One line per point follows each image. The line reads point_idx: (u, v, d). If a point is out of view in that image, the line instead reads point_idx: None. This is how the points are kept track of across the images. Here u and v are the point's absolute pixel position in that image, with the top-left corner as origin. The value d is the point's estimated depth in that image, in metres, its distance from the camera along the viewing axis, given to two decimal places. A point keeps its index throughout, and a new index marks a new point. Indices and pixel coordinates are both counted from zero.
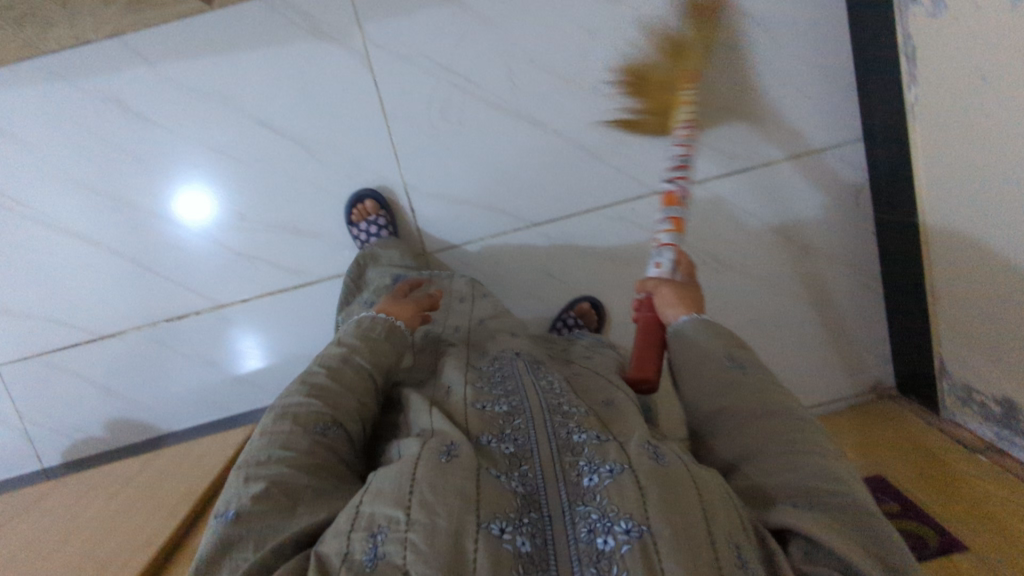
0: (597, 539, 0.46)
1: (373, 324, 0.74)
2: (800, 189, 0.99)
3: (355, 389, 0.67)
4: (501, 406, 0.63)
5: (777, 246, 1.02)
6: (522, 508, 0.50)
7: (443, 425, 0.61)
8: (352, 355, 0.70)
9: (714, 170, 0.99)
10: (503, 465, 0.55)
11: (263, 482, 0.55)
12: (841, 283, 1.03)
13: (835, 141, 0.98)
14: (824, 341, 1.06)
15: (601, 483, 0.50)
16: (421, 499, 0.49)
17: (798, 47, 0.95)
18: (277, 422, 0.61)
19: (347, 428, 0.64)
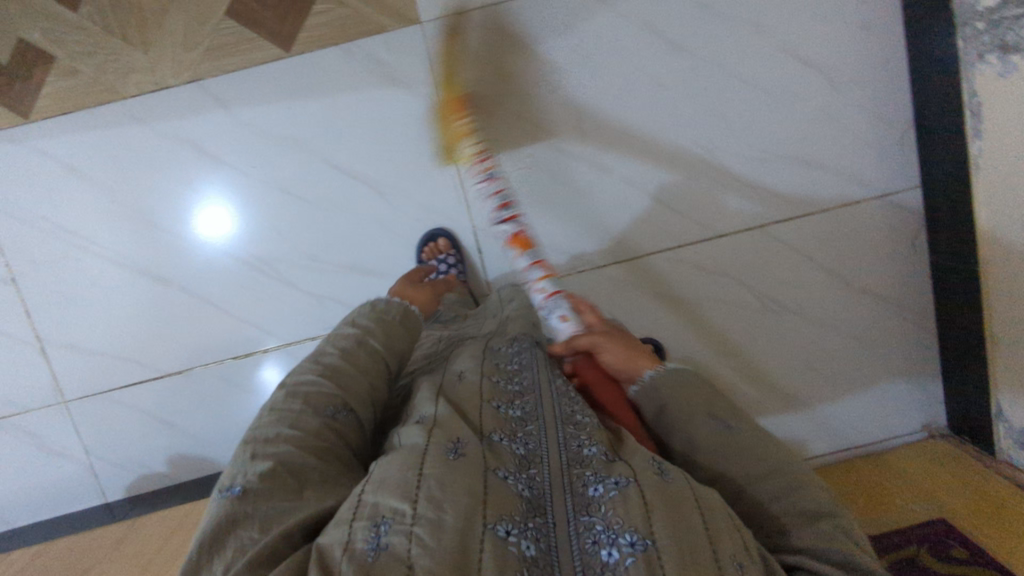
0: (602, 551, 0.43)
1: (387, 306, 0.75)
2: (872, 231, 0.95)
3: (368, 371, 0.65)
4: (515, 409, 0.58)
5: (844, 292, 0.97)
6: (529, 511, 0.46)
7: (445, 416, 0.55)
8: (366, 338, 0.69)
9: (785, 213, 0.94)
10: (512, 463, 0.50)
11: (270, 461, 0.52)
12: (906, 330, 0.99)
13: (904, 183, 0.94)
14: (894, 384, 1.01)
15: (608, 494, 0.46)
16: (429, 494, 0.45)
17: (861, 90, 0.92)
18: (288, 400, 0.59)
19: (357, 414, 0.61)
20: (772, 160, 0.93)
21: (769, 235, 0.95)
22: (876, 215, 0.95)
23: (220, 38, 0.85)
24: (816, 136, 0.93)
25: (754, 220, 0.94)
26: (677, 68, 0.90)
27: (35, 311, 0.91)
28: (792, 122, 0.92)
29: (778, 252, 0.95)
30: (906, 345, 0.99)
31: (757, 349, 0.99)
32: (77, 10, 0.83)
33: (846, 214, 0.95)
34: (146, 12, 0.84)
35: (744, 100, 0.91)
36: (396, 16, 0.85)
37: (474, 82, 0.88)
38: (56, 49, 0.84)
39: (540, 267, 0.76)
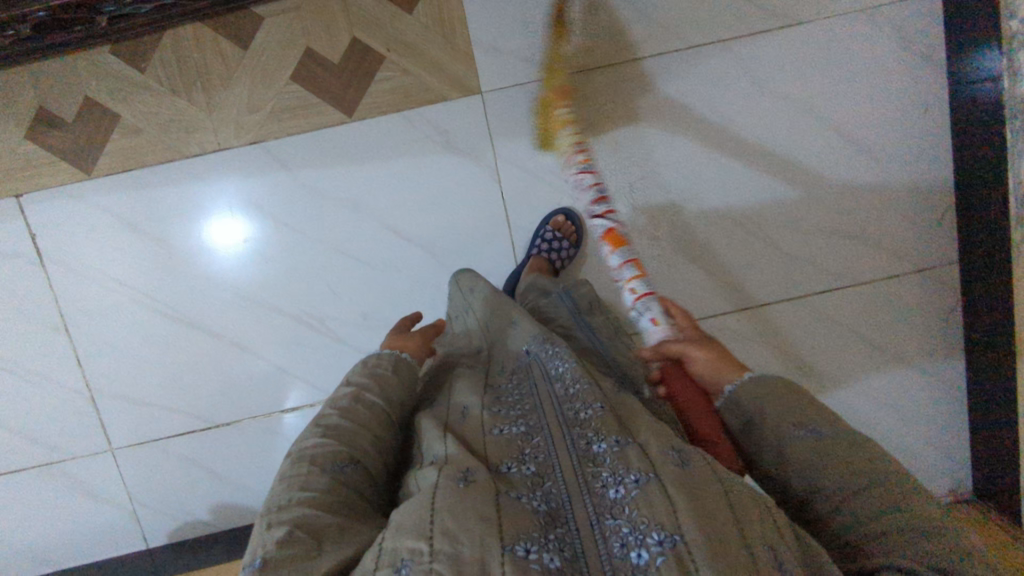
0: (631, 553, 0.42)
1: (378, 360, 0.70)
2: (912, 306, 0.96)
3: (371, 426, 0.60)
4: (518, 427, 0.55)
5: (881, 363, 0.99)
6: (547, 523, 0.45)
7: (453, 452, 0.52)
8: (363, 394, 0.63)
9: (825, 286, 0.95)
10: (525, 482, 0.49)
11: (288, 524, 0.48)
12: (937, 404, 1.00)
13: (944, 261, 0.95)
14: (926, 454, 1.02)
15: (630, 492, 0.46)
16: (445, 529, 0.43)
17: (904, 173, 0.93)
18: (294, 465, 0.54)
19: (366, 466, 0.57)
20: (812, 235, 0.94)
21: (812, 305, 0.96)
22: (918, 290, 0.96)
23: (285, 101, 0.86)
24: (857, 213, 0.94)
25: (797, 292, 0.95)
26: (729, 142, 0.91)
27: (89, 359, 0.92)
28: (835, 197, 0.93)
29: (819, 323, 0.96)
30: (946, 421, 0.99)
31: None
32: (144, 70, 0.84)
33: (889, 289, 0.96)
34: (212, 74, 0.85)
35: (792, 177, 0.92)
36: (458, 86, 0.87)
37: (531, 151, 0.90)
38: (121, 108, 0.85)
39: (637, 268, 0.73)
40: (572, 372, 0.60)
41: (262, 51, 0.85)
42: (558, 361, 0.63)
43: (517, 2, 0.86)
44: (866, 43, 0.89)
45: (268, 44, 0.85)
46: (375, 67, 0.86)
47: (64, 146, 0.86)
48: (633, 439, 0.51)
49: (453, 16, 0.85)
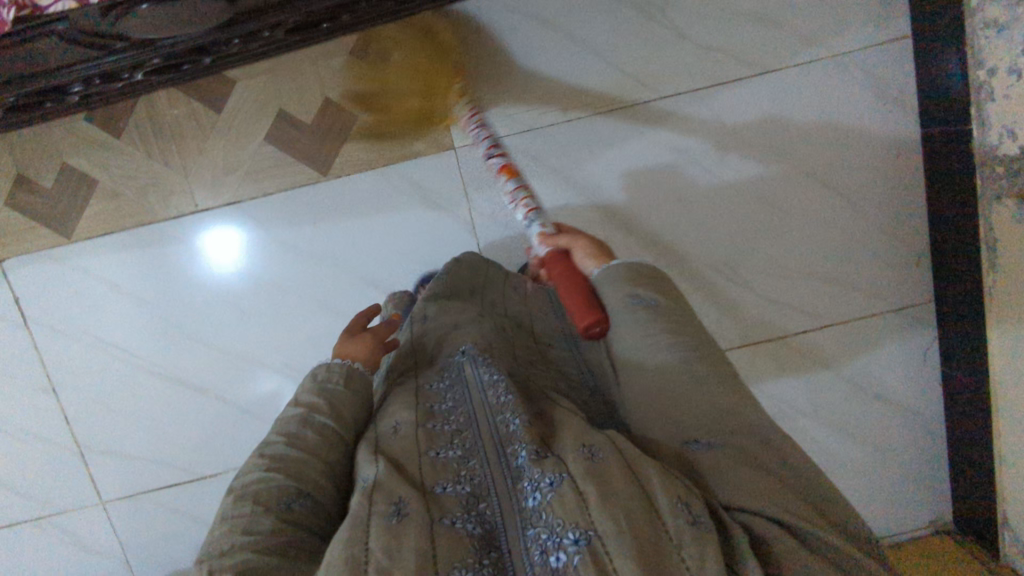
0: (550, 558, 0.40)
1: (328, 373, 0.63)
2: (887, 343, 0.97)
3: (319, 452, 0.55)
4: (454, 450, 0.53)
5: (858, 399, 0.99)
6: (481, 550, 0.43)
7: (383, 470, 0.49)
8: (312, 416, 0.58)
9: (800, 325, 0.96)
10: (458, 507, 0.46)
11: (231, 571, 0.45)
12: (915, 436, 1.01)
13: (919, 298, 0.96)
14: (907, 485, 1.02)
15: (546, 496, 0.44)
16: (381, 565, 0.40)
17: (877, 213, 0.93)
18: (236, 505, 0.50)
19: (316, 497, 0.53)
20: (785, 274, 0.95)
21: (787, 344, 0.97)
22: (893, 328, 0.97)
23: (260, 162, 0.87)
24: (832, 253, 0.95)
25: (773, 332, 0.96)
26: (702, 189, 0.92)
27: (75, 416, 0.93)
28: (809, 238, 0.94)
29: (795, 361, 0.97)
30: (919, 450, 1.01)
31: None
32: (120, 135, 0.86)
33: (865, 327, 0.97)
34: (188, 137, 0.87)
35: (765, 221, 0.93)
36: (431, 143, 0.88)
37: (505, 203, 0.91)
38: (99, 173, 0.87)
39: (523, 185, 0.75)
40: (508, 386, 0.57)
41: (237, 113, 0.86)
42: (495, 376, 0.60)
43: (486, 60, 0.87)
44: (840, 87, 0.89)
45: (244, 107, 0.86)
46: (348, 126, 0.87)
47: (43, 210, 0.87)
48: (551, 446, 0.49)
49: None
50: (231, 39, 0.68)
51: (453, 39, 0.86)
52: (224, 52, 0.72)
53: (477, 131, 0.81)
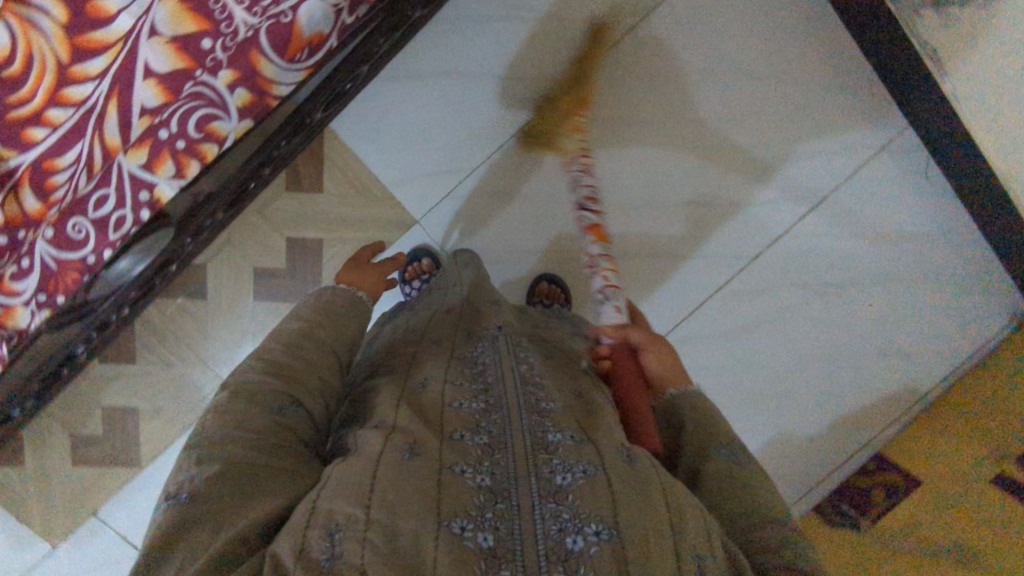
0: (567, 538, 0.41)
1: (333, 296, 0.69)
2: (886, 182, 0.98)
3: (320, 366, 0.59)
4: (477, 403, 0.53)
5: (891, 246, 0.99)
6: (487, 500, 0.44)
7: (404, 416, 0.51)
8: (314, 332, 0.62)
9: (797, 211, 0.98)
10: (474, 455, 0.47)
11: (219, 463, 0.46)
12: (960, 251, 0.99)
13: (890, 130, 0.97)
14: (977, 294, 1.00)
15: (577, 481, 0.45)
16: (384, 498, 0.43)
17: (812, 78, 0.97)
18: (230, 401, 0.52)
19: (308, 407, 0.55)
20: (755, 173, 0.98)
21: (793, 233, 0.99)
22: (885, 168, 0.98)
23: (260, 319, 0.92)
24: (790, 132, 0.98)
25: (776, 229, 0.99)
26: (640, 143, 0.98)
27: None
28: (762, 130, 0.98)
29: (811, 244, 0.99)
30: (973, 260, 1.00)
31: (825, 336, 1.02)
32: (135, 359, 0.92)
33: (857, 181, 0.98)
34: (190, 331, 0.92)
35: (710, 138, 0.98)
36: (394, 226, 0.92)
37: (485, 244, 0.94)
38: (133, 399, 0.92)
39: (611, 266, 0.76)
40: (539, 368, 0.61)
41: (220, 290, 0.91)
42: (524, 351, 0.63)
43: (403, 135, 0.92)
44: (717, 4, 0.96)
45: (222, 282, 0.91)
46: (319, 250, 0.91)
47: (104, 455, 0.93)
48: (587, 438, 0.51)
49: (357, 171, 0.92)
50: (185, 240, 0.73)
51: (368, 128, 0.91)
52: (188, 251, 0.78)
53: (572, 178, 0.82)
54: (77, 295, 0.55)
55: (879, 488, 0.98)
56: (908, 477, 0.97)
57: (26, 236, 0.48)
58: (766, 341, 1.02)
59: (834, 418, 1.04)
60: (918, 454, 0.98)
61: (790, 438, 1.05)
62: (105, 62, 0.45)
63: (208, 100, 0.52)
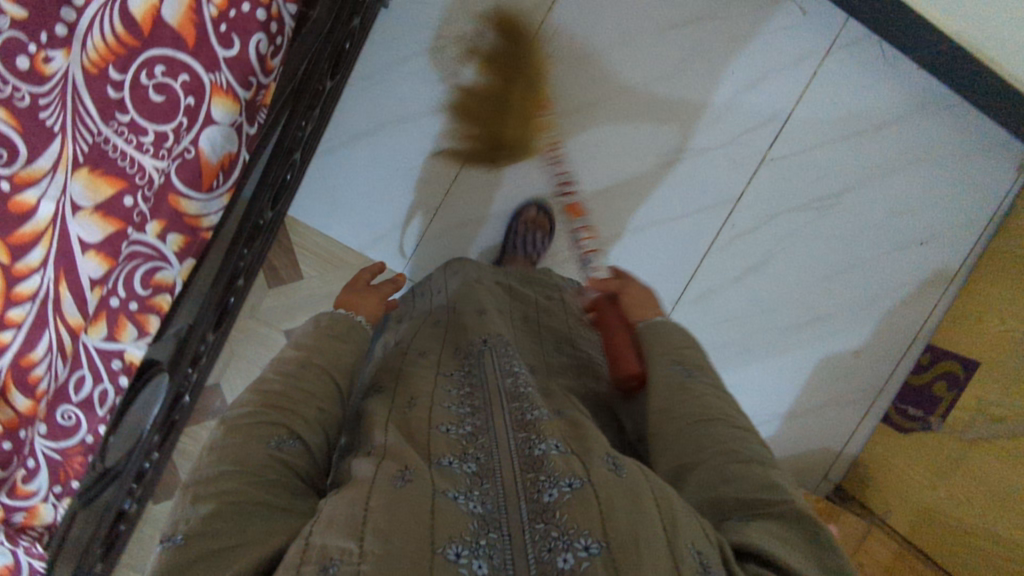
0: (557, 558, 0.40)
1: (331, 319, 0.64)
2: (848, 79, 0.93)
3: (319, 396, 0.54)
4: (464, 428, 0.54)
5: (871, 139, 0.95)
6: (481, 528, 0.43)
7: (395, 444, 0.50)
8: (313, 358, 0.57)
9: (767, 138, 0.95)
10: (465, 483, 0.47)
11: (212, 503, 0.44)
12: (942, 120, 0.95)
13: (836, 26, 0.92)
14: (973, 157, 0.96)
15: (563, 496, 0.44)
16: (376, 528, 0.40)
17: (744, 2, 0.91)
18: (222, 439, 0.48)
19: (307, 441, 0.51)
20: (713, 116, 0.94)
21: (771, 160, 0.95)
22: (842, 65, 0.93)
23: None
24: (737, 61, 0.92)
25: (753, 162, 0.95)
26: (584, 128, 0.94)
27: None
28: (707, 71, 0.93)
29: (792, 165, 0.95)
30: (958, 124, 0.95)
31: (839, 245, 0.98)
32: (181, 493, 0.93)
33: (817, 89, 0.93)
34: None
35: (656, 95, 0.93)
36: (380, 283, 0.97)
37: None
38: None
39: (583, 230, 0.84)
40: (525, 377, 0.62)
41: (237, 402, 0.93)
42: (512, 364, 0.64)
43: (359, 198, 0.95)
44: None
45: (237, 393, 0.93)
46: None
47: None
48: (573, 448, 0.51)
49: (329, 247, 0.96)
50: (188, 372, 0.75)
51: (327, 204, 0.94)
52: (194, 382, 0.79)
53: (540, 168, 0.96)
54: (94, 466, 0.59)
55: (940, 381, 0.96)
56: (965, 361, 0.93)
57: (26, 437, 0.50)
58: (781, 274, 0.99)
59: (878, 322, 1.00)
60: (975, 334, 0.93)
61: (835, 357, 1.01)
62: (42, 250, 0.46)
63: (147, 255, 0.54)
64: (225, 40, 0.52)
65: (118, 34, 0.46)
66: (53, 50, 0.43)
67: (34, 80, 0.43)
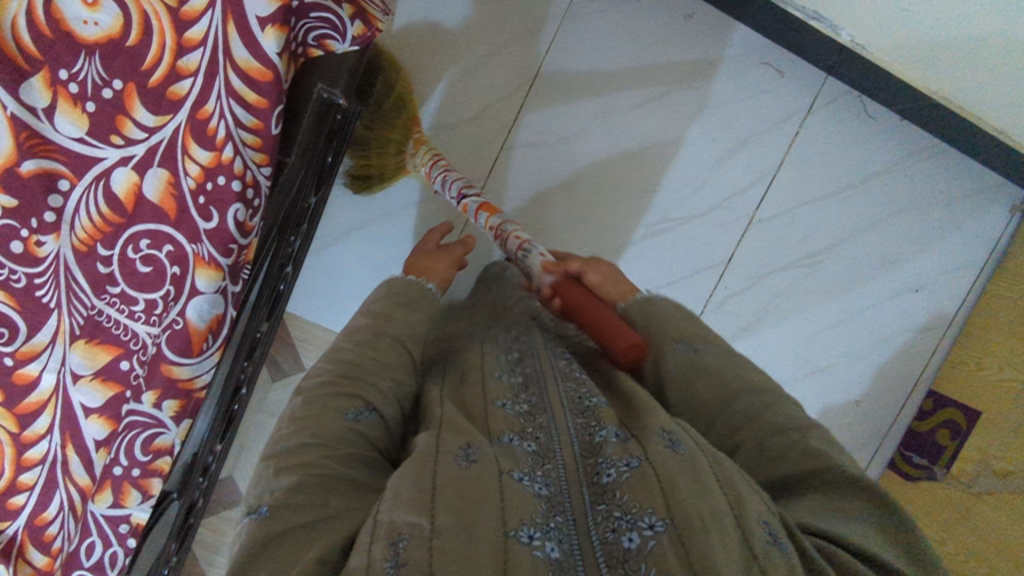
0: (622, 538, 0.46)
1: (399, 287, 0.77)
2: (831, 135, 0.94)
3: (392, 365, 0.66)
4: (521, 406, 0.61)
5: (860, 191, 0.95)
6: (548, 511, 0.49)
7: (453, 416, 0.59)
8: (382, 331, 0.69)
9: (754, 198, 0.95)
10: (527, 464, 0.53)
11: (294, 476, 0.53)
12: (930, 166, 0.94)
13: (816, 85, 0.92)
14: (966, 201, 0.95)
15: (622, 476, 0.50)
16: (445, 510, 0.46)
17: (721, 68, 0.92)
18: (306, 403, 0.60)
19: (381, 411, 0.62)
20: (699, 179, 0.94)
21: (760, 219, 0.95)
22: (825, 122, 0.93)
23: None
24: (718, 127, 0.93)
25: (742, 222, 0.95)
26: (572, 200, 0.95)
27: None
28: (689, 136, 0.93)
29: (781, 222, 0.95)
30: (947, 170, 0.95)
31: (832, 297, 0.97)
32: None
33: (802, 147, 0.94)
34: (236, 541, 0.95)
35: (639, 164, 0.94)
36: None
37: None
38: None
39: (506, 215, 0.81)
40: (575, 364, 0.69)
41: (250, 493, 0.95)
42: (560, 351, 0.71)
43: (356, 285, 0.96)
44: (593, 34, 0.91)
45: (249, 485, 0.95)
46: None
47: None
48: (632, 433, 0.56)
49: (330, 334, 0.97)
50: (200, 481, 0.74)
51: (324, 292, 0.96)
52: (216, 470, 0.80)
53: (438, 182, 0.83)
54: None
55: (942, 430, 0.96)
56: (970, 412, 0.93)
57: None
58: (779, 330, 0.98)
59: (876, 371, 0.99)
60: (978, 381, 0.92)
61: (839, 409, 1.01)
62: (47, 418, 0.54)
63: (145, 423, 0.56)
64: (205, 212, 0.53)
65: (102, 215, 0.52)
66: (43, 234, 0.51)
67: (28, 262, 0.52)
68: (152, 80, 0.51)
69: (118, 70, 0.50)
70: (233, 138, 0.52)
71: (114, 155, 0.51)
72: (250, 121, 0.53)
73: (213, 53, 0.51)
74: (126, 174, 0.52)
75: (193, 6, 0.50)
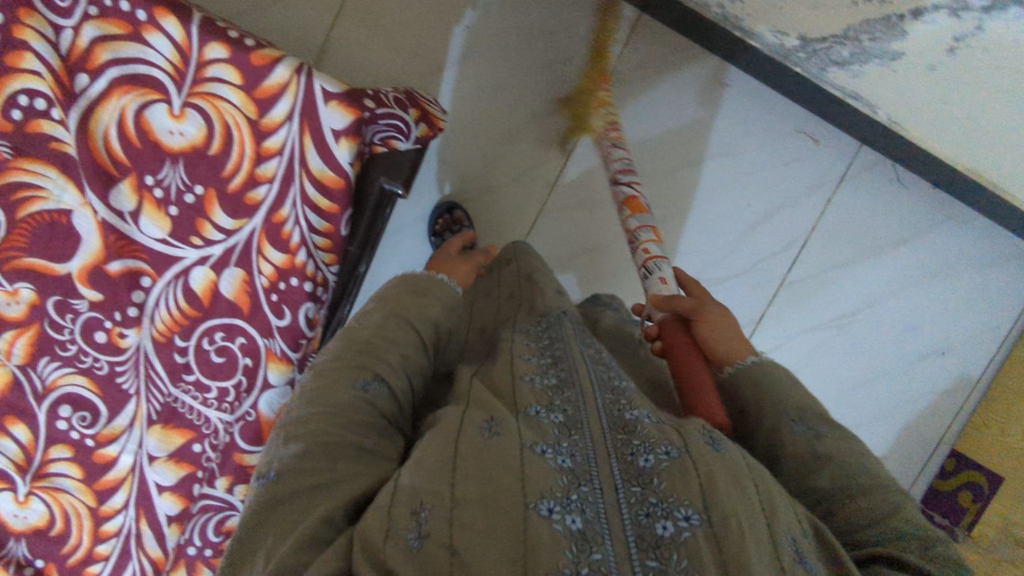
0: (656, 524, 0.39)
1: (418, 281, 0.62)
2: (862, 202, 0.95)
3: (403, 342, 0.55)
4: (550, 379, 0.51)
5: (888, 257, 0.97)
6: (571, 482, 0.41)
7: (481, 393, 0.49)
8: (399, 312, 0.58)
9: (784, 262, 0.97)
10: (553, 434, 0.45)
11: (303, 443, 0.47)
12: (959, 232, 0.96)
13: (848, 154, 0.94)
14: (992, 267, 0.97)
15: (660, 463, 0.42)
16: (462, 497, 0.40)
17: (755, 137, 0.94)
18: (314, 380, 0.51)
19: (392, 385, 0.52)
20: (730, 242, 0.97)
21: (789, 282, 0.98)
22: (856, 190, 0.95)
23: None
24: (752, 194, 0.96)
25: (772, 284, 0.98)
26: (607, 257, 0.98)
27: None
28: (722, 201, 0.96)
29: (810, 285, 0.98)
30: (974, 237, 0.96)
31: (858, 358, 1.00)
32: None
33: (833, 214, 0.96)
34: None
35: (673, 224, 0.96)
36: None
37: None
38: None
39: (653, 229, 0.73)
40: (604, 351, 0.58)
41: None
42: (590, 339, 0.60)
43: None
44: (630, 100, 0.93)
45: None
46: None
47: None
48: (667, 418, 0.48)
49: None
50: None
51: None
52: None
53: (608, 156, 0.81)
54: None
55: (964, 490, 0.98)
56: (991, 474, 0.95)
57: None
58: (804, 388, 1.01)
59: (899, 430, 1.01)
60: (999, 450, 0.95)
61: None
62: (124, 493, 0.58)
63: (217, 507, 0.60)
64: (278, 310, 0.57)
65: (182, 309, 0.55)
66: (127, 327, 0.55)
67: (112, 351, 0.55)
68: (231, 185, 0.53)
69: (199, 174, 0.53)
70: (307, 244, 0.56)
71: (194, 255, 0.54)
72: (323, 226, 0.56)
73: (292, 162, 0.54)
74: (204, 273, 0.55)
75: (272, 118, 0.53)
